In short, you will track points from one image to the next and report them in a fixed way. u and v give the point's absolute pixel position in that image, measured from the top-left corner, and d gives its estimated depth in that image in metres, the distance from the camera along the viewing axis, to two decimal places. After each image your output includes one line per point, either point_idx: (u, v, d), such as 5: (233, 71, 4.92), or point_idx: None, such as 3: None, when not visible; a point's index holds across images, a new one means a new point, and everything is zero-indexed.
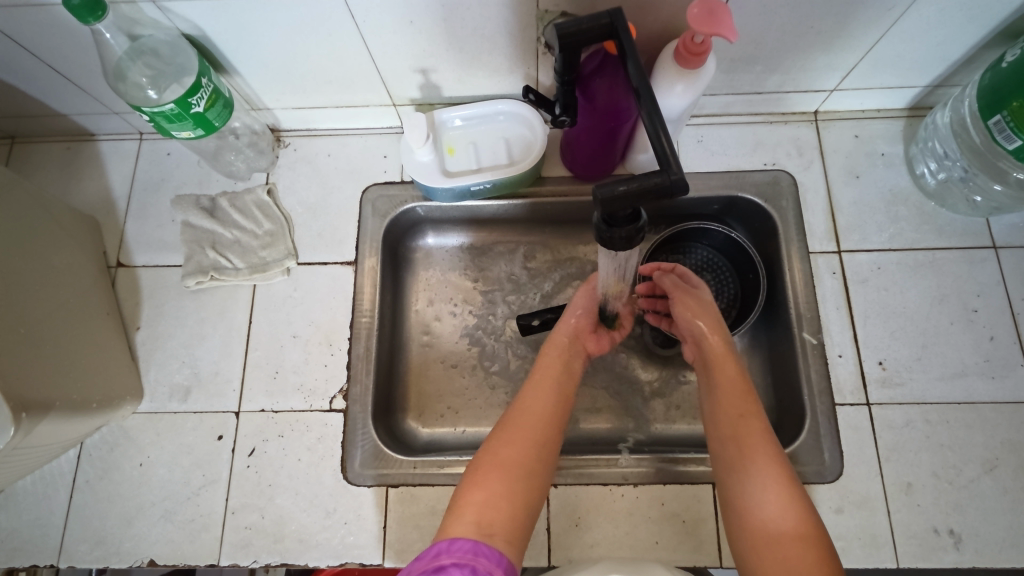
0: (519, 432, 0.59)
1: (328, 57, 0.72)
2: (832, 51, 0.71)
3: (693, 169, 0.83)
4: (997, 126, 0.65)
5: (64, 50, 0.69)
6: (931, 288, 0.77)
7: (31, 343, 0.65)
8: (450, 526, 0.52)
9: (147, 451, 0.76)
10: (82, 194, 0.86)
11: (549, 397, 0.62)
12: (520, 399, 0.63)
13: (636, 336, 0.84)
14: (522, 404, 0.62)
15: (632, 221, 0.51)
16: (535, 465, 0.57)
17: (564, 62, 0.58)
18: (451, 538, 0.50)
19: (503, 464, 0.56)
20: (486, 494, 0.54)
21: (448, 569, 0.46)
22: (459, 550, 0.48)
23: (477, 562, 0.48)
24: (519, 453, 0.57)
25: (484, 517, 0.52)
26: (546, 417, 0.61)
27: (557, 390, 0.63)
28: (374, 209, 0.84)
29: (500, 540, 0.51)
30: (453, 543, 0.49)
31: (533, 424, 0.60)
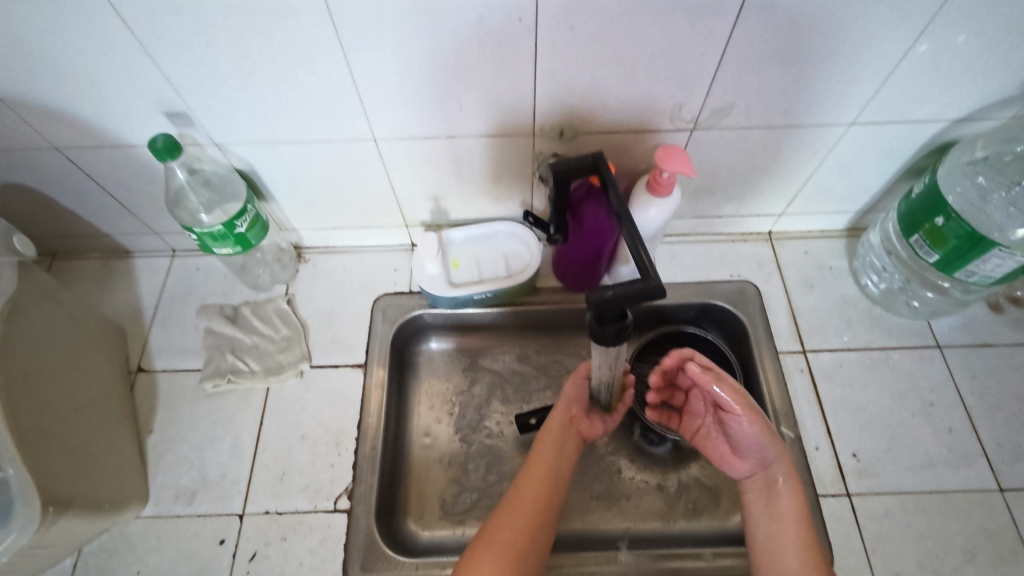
0: (517, 520, 0.62)
1: (354, 187, 0.84)
2: (776, 184, 0.86)
3: (670, 280, 0.94)
4: (919, 243, 0.77)
5: (127, 181, 0.80)
6: (889, 384, 0.85)
7: (52, 444, 0.67)
8: None
9: (145, 557, 0.76)
10: (112, 305, 0.93)
11: (540, 482, 0.66)
12: (513, 486, 0.66)
13: (628, 432, 0.88)
14: (515, 491, 0.65)
15: (619, 319, 0.60)
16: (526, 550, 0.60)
17: (557, 191, 0.70)
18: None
19: (495, 547, 0.59)
20: None
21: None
22: None
23: None
24: (510, 538, 0.60)
25: None
26: (536, 503, 0.64)
27: (549, 476, 0.67)
28: (384, 316, 0.92)
29: None
30: None
31: (523, 507, 0.63)
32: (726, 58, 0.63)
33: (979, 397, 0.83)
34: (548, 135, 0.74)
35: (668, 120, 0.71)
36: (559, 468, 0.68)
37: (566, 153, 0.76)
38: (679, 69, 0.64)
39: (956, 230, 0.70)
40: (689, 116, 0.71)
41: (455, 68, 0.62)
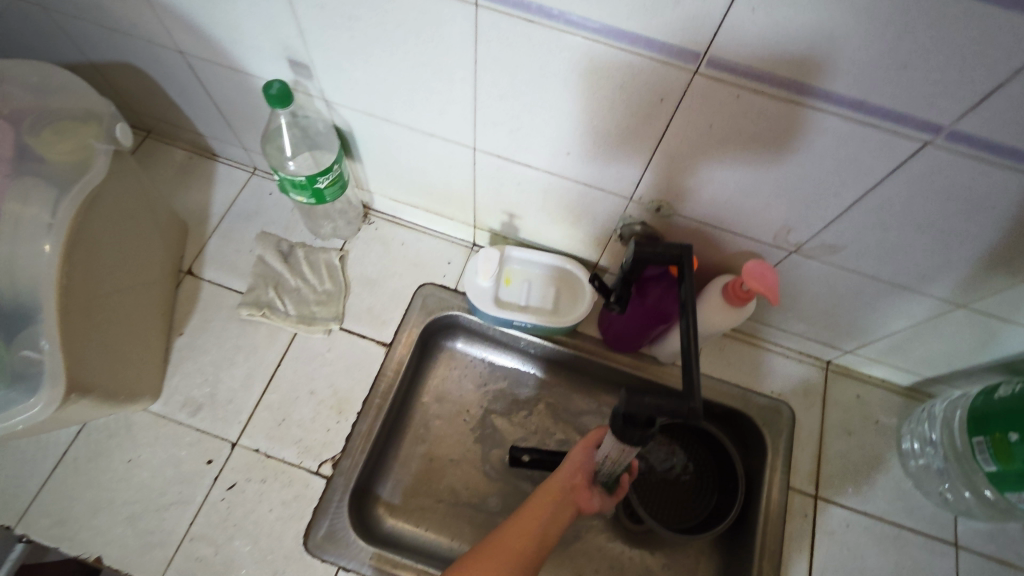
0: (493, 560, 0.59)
1: (440, 177, 0.83)
2: (855, 324, 0.81)
3: (708, 372, 0.91)
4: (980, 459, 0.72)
5: (235, 101, 0.81)
6: (889, 563, 0.81)
7: (89, 328, 0.69)
8: None
9: (139, 449, 0.80)
10: (185, 200, 0.97)
11: (531, 526, 0.63)
12: (504, 524, 0.63)
13: None
14: (506, 528, 0.63)
15: (646, 427, 0.59)
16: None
17: (633, 266, 0.67)
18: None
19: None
20: None
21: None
22: None
23: None
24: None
25: None
26: (518, 559, 0.59)
27: (543, 527, 0.63)
28: (423, 304, 0.92)
29: None
30: None
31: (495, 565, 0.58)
32: (860, 205, 0.59)
33: None
34: (643, 204, 0.71)
35: (771, 237, 0.68)
36: (556, 524, 0.65)
37: (655, 226, 0.74)
38: (806, 198, 0.60)
39: None
40: (794, 241, 0.67)
41: (578, 116, 0.60)
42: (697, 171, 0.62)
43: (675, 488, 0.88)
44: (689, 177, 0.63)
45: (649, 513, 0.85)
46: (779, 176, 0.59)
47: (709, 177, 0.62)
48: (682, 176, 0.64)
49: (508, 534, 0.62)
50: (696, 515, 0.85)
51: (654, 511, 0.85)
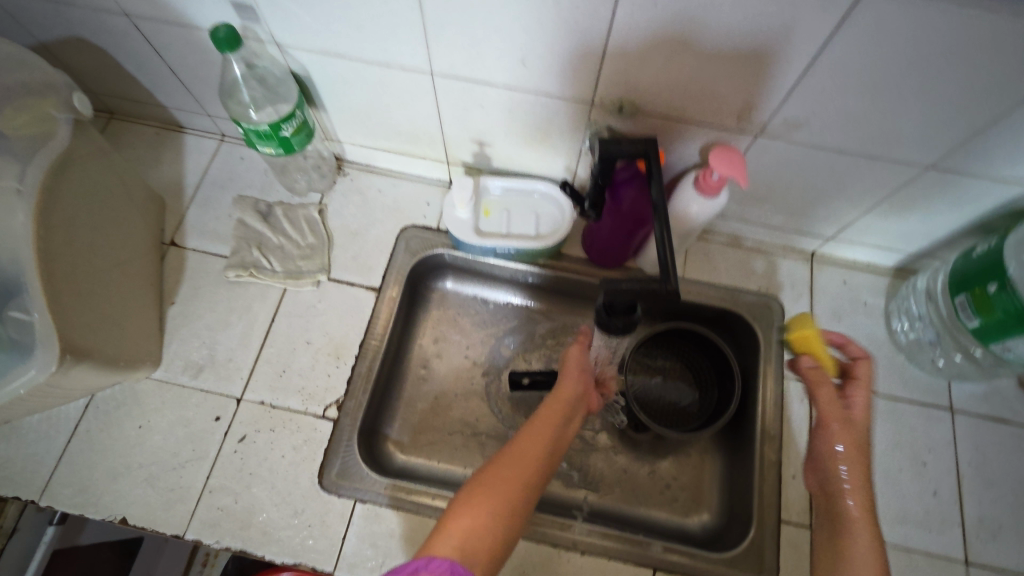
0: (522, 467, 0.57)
1: (405, 113, 0.83)
2: (832, 206, 0.81)
3: (695, 278, 0.92)
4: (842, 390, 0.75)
5: (189, 61, 0.81)
6: (886, 434, 0.83)
7: (76, 297, 0.70)
8: (432, 547, 0.49)
9: (148, 415, 0.82)
10: (157, 175, 0.97)
11: (551, 433, 0.61)
12: (524, 431, 0.61)
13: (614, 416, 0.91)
14: (527, 434, 0.60)
15: (628, 315, 0.61)
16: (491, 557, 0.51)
17: (601, 169, 0.68)
18: (430, 552, 0.48)
19: (482, 514, 0.52)
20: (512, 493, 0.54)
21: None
22: (436, 568, 0.46)
23: None
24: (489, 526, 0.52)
25: (471, 543, 0.50)
26: (539, 464, 0.58)
27: (557, 433, 0.62)
28: (407, 247, 0.93)
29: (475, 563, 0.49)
30: (432, 560, 0.47)
31: (523, 473, 0.56)
32: (816, 69, 0.58)
33: (976, 469, 0.81)
34: (606, 106, 0.71)
35: (735, 119, 0.68)
36: (565, 432, 0.64)
37: (621, 128, 0.74)
38: (765, 70, 0.60)
39: (1006, 303, 0.68)
40: (758, 122, 0.67)
41: (526, 15, 0.59)
42: (666, 71, 0.63)
43: (676, 391, 0.90)
44: (658, 81, 0.65)
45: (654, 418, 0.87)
46: (745, 61, 0.59)
47: (677, 79, 0.64)
48: (651, 80, 0.65)
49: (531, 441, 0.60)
50: (700, 413, 0.88)
51: (658, 418, 0.87)
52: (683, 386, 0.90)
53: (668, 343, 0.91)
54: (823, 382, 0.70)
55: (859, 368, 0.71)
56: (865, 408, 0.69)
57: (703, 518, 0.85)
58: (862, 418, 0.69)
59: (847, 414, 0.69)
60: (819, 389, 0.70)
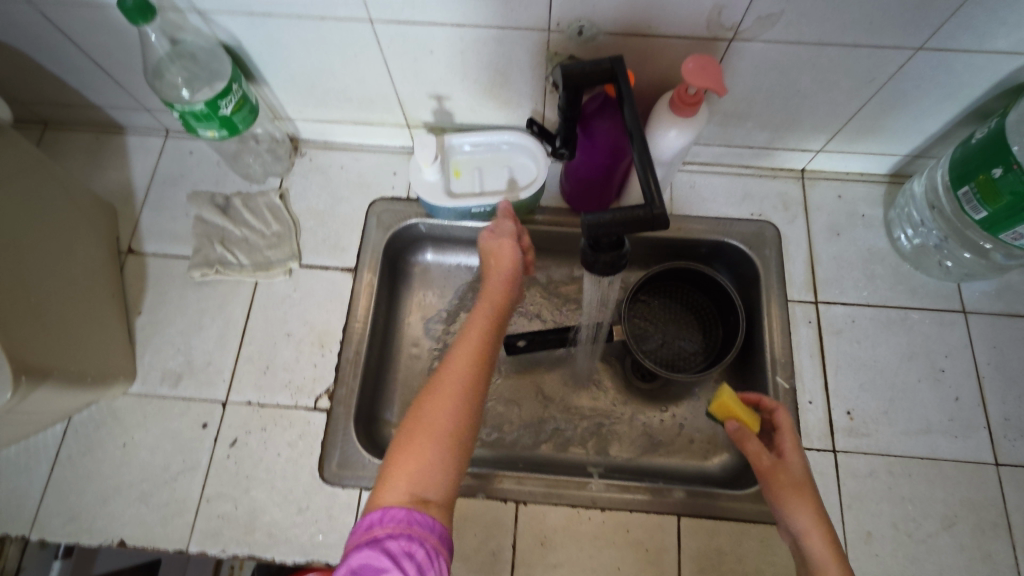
0: (453, 385, 0.55)
1: (352, 75, 0.77)
2: (818, 113, 0.76)
3: (683, 212, 0.87)
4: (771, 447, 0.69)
5: (111, 47, 0.75)
6: (900, 345, 0.80)
7: (23, 312, 0.65)
8: (381, 498, 0.50)
9: (131, 432, 0.78)
10: (104, 182, 0.91)
11: (478, 343, 0.59)
12: (448, 353, 0.59)
13: (619, 368, 0.88)
14: (453, 350, 0.58)
15: (616, 248, 0.56)
16: (443, 485, 0.51)
17: (568, 100, 0.63)
18: (375, 505, 0.50)
19: (419, 452, 0.52)
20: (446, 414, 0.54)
21: (382, 540, 0.47)
22: (393, 520, 0.48)
23: (412, 531, 0.48)
24: (430, 458, 0.52)
25: (418, 478, 0.51)
26: (475, 375, 0.57)
27: (487, 335, 0.60)
28: (379, 222, 0.88)
29: (431, 495, 0.50)
30: (387, 513, 0.49)
31: (450, 395, 0.55)
32: None
33: (996, 369, 0.78)
34: (565, 32, 0.66)
35: (704, 26, 0.63)
36: (498, 326, 0.62)
37: (584, 55, 0.69)
38: None
39: (1013, 184, 0.64)
40: (729, 24, 0.62)
41: None
42: None
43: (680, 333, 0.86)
44: None
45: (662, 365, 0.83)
46: None
47: None
48: None
49: (456, 362, 0.57)
50: (709, 352, 0.84)
51: (664, 363, 0.84)
52: (686, 329, 0.86)
53: (664, 287, 0.87)
54: (751, 438, 0.61)
55: (779, 420, 0.65)
56: (796, 453, 0.62)
57: (723, 457, 0.82)
58: (796, 462, 0.61)
59: (786, 467, 0.60)
60: (747, 450, 0.62)
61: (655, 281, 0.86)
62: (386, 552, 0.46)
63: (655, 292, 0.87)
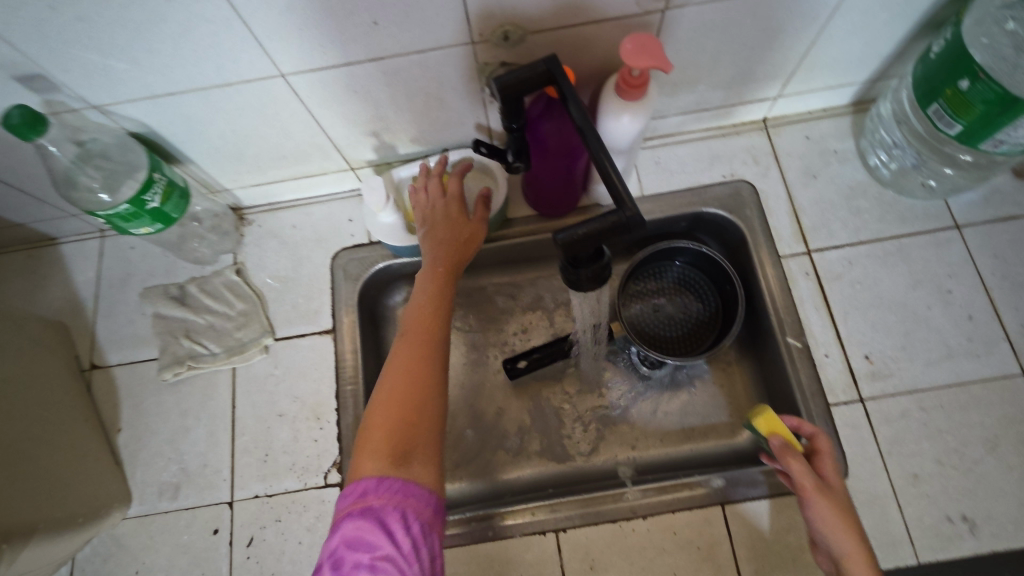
0: (415, 351, 0.55)
1: (280, 132, 0.72)
2: (769, 61, 0.73)
3: (656, 191, 0.84)
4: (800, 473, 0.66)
5: (14, 163, 0.69)
6: (902, 276, 0.78)
7: None
8: (362, 471, 0.49)
9: (141, 557, 0.73)
10: (47, 300, 0.85)
11: (426, 307, 0.59)
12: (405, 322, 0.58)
13: (629, 364, 0.83)
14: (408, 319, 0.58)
15: (596, 260, 0.52)
16: (417, 444, 0.50)
17: (510, 112, 0.58)
18: (357, 479, 0.49)
19: (384, 424, 0.51)
20: (410, 378, 0.54)
21: (375, 510, 0.46)
22: (385, 490, 0.47)
23: (407, 502, 0.47)
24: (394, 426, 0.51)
25: (397, 445, 0.50)
26: (434, 336, 0.57)
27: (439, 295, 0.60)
28: (346, 274, 0.83)
29: (416, 458, 0.50)
30: (380, 484, 0.48)
31: (409, 361, 0.55)
32: None
33: (1001, 277, 0.76)
34: (490, 41, 0.61)
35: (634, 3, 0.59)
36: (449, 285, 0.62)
37: (516, 59, 0.64)
38: None
39: (984, 93, 0.61)
40: None
41: None
42: None
43: (678, 312, 0.83)
44: None
45: (670, 352, 0.80)
46: None
47: None
48: None
49: (407, 332, 0.57)
50: (712, 325, 0.81)
51: (673, 349, 0.80)
52: (686, 308, 0.83)
53: (652, 271, 0.84)
54: (796, 457, 0.58)
55: (819, 443, 0.62)
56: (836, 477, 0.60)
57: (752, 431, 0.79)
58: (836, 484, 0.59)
59: (829, 488, 0.57)
60: (791, 471, 0.58)
61: (642, 268, 0.82)
62: (379, 523, 0.46)
63: (646, 279, 0.83)
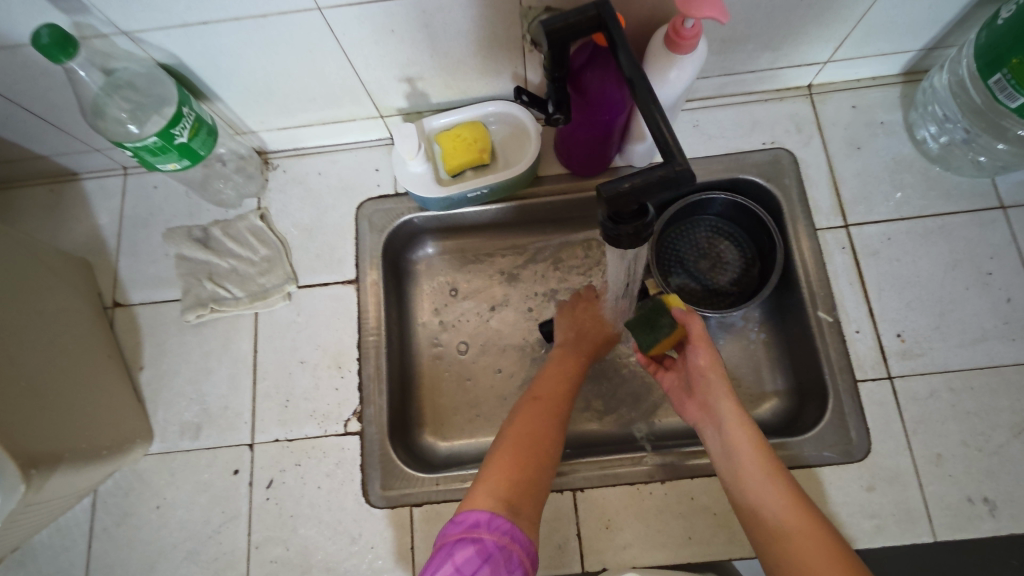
0: (545, 414, 0.64)
1: (313, 73, 0.70)
2: (824, 21, 0.69)
3: (692, 155, 0.81)
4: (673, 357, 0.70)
5: (41, 90, 0.67)
6: (941, 255, 0.76)
7: (15, 398, 0.60)
8: (472, 502, 0.54)
9: (162, 492, 0.74)
10: (70, 236, 0.84)
11: (558, 382, 0.68)
12: (537, 388, 0.67)
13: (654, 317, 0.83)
14: (540, 388, 0.67)
15: (639, 217, 0.50)
16: (525, 500, 0.56)
17: (553, 59, 0.56)
18: (470, 509, 0.53)
19: (510, 466, 0.58)
20: (530, 439, 0.61)
21: (487, 544, 0.50)
22: (495, 525, 0.51)
23: (513, 546, 0.51)
24: (518, 478, 0.57)
25: (512, 493, 0.55)
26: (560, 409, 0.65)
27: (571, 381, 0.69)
28: (371, 225, 0.82)
29: (521, 511, 0.54)
30: (493, 518, 0.52)
31: (535, 423, 0.62)
32: None
33: None
34: None
35: None
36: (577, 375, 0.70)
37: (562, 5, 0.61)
38: None
39: None
40: None
41: None
42: None
43: (709, 270, 0.82)
44: None
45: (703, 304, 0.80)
46: None
47: None
48: None
49: (538, 399, 0.65)
50: (744, 282, 0.81)
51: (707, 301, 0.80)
52: (719, 263, 0.82)
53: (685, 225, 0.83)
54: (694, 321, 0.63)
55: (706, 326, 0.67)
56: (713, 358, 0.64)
57: (774, 404, 0.78)
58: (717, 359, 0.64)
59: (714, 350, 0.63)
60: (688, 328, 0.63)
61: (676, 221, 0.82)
62: (485, 552, 0.49)
63: (679, 233, 0.83)
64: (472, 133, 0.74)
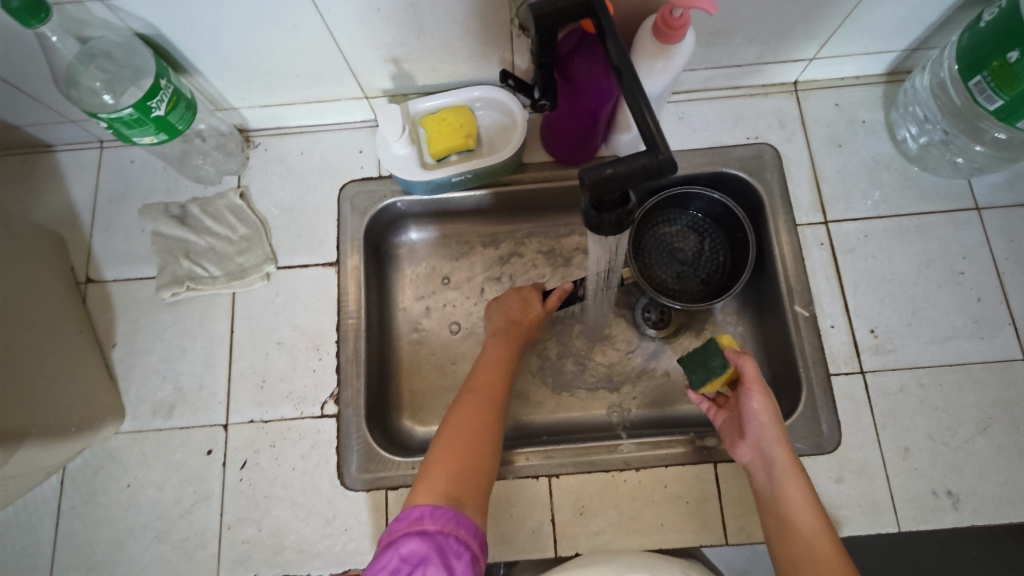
0: (477, 410, 0.65)
1: (296, 50, 0.69)
2: (811, 18, 0.70)
3: (677, 147, 0.81)
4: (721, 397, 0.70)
5: (12, 57, 0.65)
6: (917, 253, 0.77)
7: None
8: (416, 499, 0.57)
9: (133, 471, 0.73)
10: (43, 209, 0.82)
11: (488, 375, 0.69)
12: (470, 384, 0.68)
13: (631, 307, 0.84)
14: (474, 385, 0.68)
15: (621, 205, 0.50)
16: (466, 491, 0.58)
17: (541, 44, 0.55)
18: (414, 505, 0.55)
19: (449, 462, 0.60)
20: (461, 438, 0.62)
21: (431, 534, 0.53)
22: (434, 519, 0.54)
23: (458, 530, 0.54)
24: (457, 476, 0.59)
25: (453, 488, 0.58)
26: (493, 405, 0.66)
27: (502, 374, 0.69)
28: (353, 206, 0.81)
29: (461, 504, 0.57)
30: (436, 509, 0.55)
31: (466, 422, 0.63)
32: None
33: (1015, 262, 0.76)
34: None
35: None
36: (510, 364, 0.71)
37: None
38: None
39: None
40: None
41: None
42: None
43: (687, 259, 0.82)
44: None
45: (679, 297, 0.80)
46: None
47: None
48: None
49: (472, 396, 0.66)
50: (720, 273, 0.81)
51: (682, 295, 0.80)
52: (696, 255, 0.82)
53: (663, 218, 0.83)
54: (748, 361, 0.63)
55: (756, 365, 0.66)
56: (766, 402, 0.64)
57: None
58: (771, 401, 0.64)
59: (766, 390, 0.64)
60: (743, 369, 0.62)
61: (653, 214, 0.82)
62: (429, 542, 0.52)
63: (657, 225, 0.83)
64: (456, 119, 0.73)
